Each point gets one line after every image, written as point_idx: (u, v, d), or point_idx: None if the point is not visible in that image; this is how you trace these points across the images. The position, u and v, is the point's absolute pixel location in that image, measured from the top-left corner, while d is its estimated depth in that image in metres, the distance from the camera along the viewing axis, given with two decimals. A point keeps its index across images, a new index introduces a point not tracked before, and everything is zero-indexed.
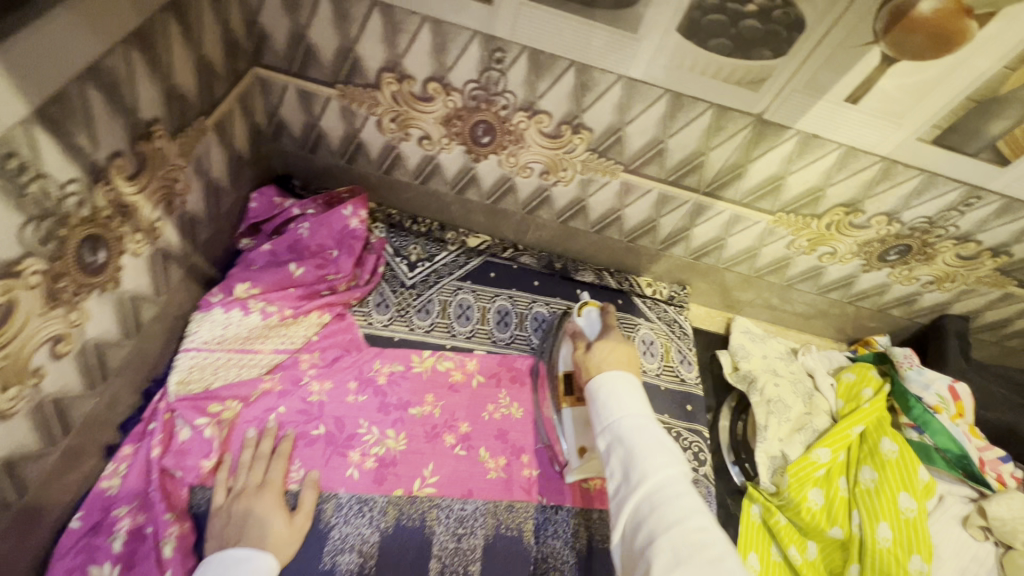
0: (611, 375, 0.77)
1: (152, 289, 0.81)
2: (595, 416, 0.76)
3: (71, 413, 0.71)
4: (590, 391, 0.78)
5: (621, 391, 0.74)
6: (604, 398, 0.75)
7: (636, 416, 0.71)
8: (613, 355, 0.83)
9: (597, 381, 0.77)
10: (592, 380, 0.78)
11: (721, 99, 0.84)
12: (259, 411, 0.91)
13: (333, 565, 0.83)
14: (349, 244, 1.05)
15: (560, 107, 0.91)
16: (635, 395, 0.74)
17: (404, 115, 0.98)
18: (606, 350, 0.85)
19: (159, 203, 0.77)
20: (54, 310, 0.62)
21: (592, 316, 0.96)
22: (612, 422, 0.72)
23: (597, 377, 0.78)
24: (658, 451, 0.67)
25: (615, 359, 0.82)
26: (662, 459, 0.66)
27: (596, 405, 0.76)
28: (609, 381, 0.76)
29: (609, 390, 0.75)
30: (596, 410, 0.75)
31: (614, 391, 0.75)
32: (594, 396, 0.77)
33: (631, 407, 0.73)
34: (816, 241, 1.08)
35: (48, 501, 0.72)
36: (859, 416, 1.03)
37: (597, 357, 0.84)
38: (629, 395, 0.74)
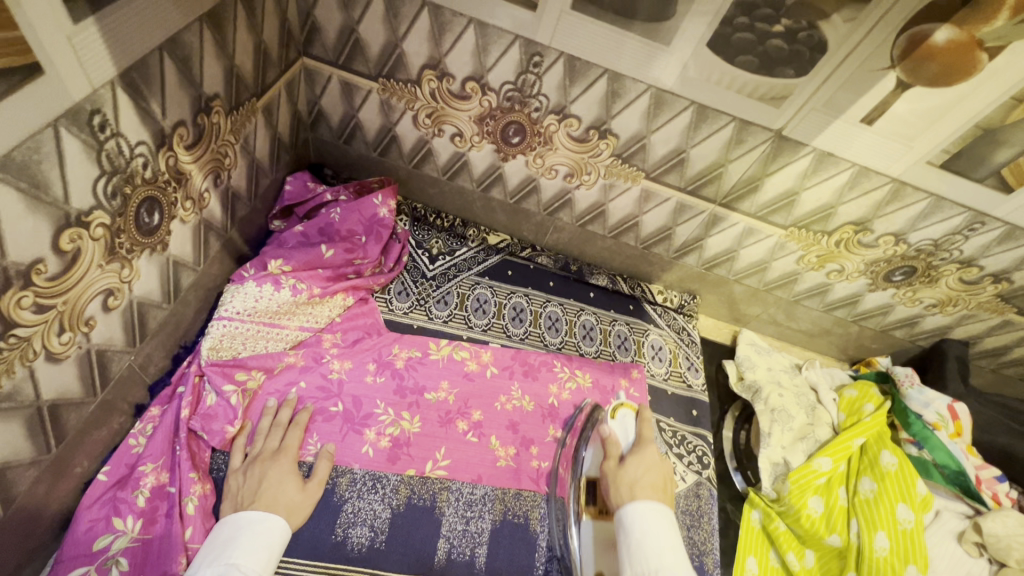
0: (651, 508, 0.69)
1: (192, 257, 0.85)
2: (625, 554, 0.66)
3: (111, 367, 0.74)
4: (622, 520, 0.70)
5: (659, 530, 0.67)
6: (641, 535, 0.66)
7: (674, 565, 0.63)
8: (647, 474, 0.76)
9: (630, 512, 0.69)
10: (623, 510, 0.71)
11: (744, 113, 0.89)
12: (282, 384, 0.94)
13: (346, 537, 0.84)
14: (377, 231, 1.10)
15: (590, 112, 0.96)
16: (672, 539, 0.67)
17: (440, 112, 1.03)
18: (639, 467, 0.78)
19: (209, 175, 0.81)
20: (111, 263, 0.66)
21: (627, 423, 0.89)
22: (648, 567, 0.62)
23: (632, 505, 0.70)
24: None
25: (651, 481, 0.75)
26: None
27: (627, 543, 0.67)
28: (647, 514, 0.68)
29: (647, 527, 0.67)
30: (625, 549, 0.66)
31: (652, 527, 0.67)
32: (625, 531, 0.68)
33: (670, 552, 0.64)
34: (825, 257, 1.12)
35: (80, 451, 0.74)
36: (860, 429, 1.06)
37: (631, 472, 0.77)
38: (665, 536, 0.67)
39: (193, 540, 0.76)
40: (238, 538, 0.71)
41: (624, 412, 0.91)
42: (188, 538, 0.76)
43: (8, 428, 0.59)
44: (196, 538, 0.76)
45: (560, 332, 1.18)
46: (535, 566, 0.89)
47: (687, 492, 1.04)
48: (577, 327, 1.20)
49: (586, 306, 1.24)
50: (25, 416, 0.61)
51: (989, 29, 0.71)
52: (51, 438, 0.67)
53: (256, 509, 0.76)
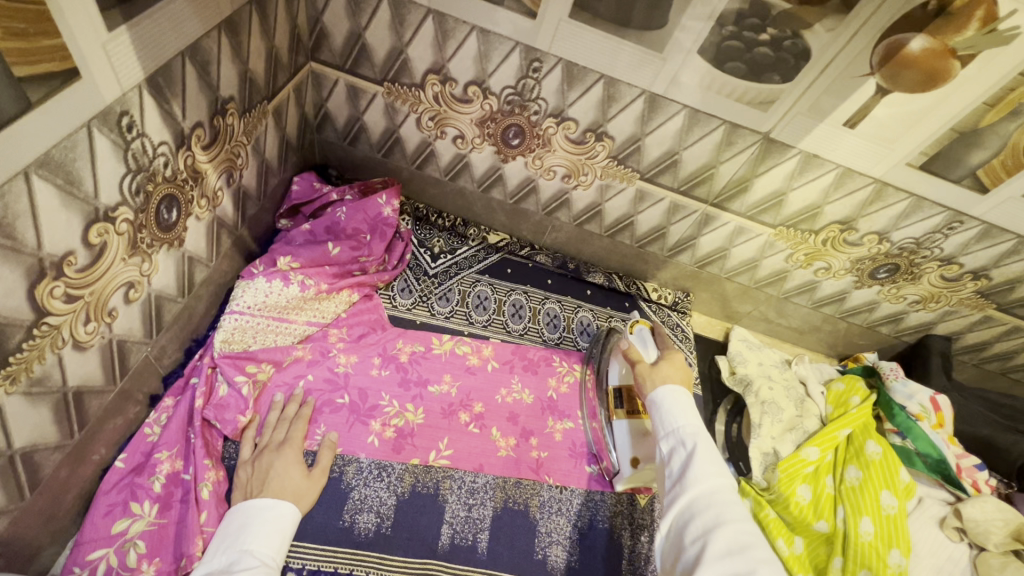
0: (676, 390, 0.78)
1: (206, 253, 0.88)
2: (656, 423, 0.77)
3: (129, 358, 0.77)
4: (653, 398, 0.79)
5: (684, 403, 0.76)
6: (668, 409, 0.76)
7: (697, 429, 0.72)
8: (678, 374, 0.84)
9: (660, 394, 0.78)
10: (655, 393, 0.79)
11: (733, 116, 0.93)
12: (290, 376, 0.97)
13: (353, 523, 0.88)
14: (381, 229, 1.13)
15: (587, 115, 1.00)
16: (700, 413, 0.75)
17: (443, 115, 1.07)
18: (669, 368, 0.85)
19: (223, 174, 0.85)
20: (132, 258, 0.69)
21: (645, 337, 1.00)
22: (675, 432, 0.73)
23: (661, 388, 0.79)
24: (713, 460, 0.68)
25: (681, 378, 0.83)
26: (718, 470, 0.67)
27: (658, 413, 0.77)
28: (674, 393, 0.77)
29: (673, 402, 0.76)
30: (657, 419, 0.77)
31: (677, 403, 0.76)
32: (655, 404, 0.79)
33: (693, 421, 0.74)
34: (812, 256, 1.16)
35: (99, 438, 0.77)
36: (846, 420, 1.10)
37: (663, 372, 0.84)
38: (693, 409, 0.75)
39: (208, 523, 0.79)
40: (251, 525, 0.76)
41: (640, 328, 1.02)
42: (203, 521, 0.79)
43: (38, 412, 0.62)
44: (211, 521, 0.79)
45: (558, 328, 1.22)
46: (535, 551, 0.93)
47: None
48: (575, 323, 1.24)
49: (584, 303, 1.28)
50: (52, 402, 0.64)
51: (960, 38, 0.75)
52: (73, 424, 0.70)
53: (266, 496, 0.80)
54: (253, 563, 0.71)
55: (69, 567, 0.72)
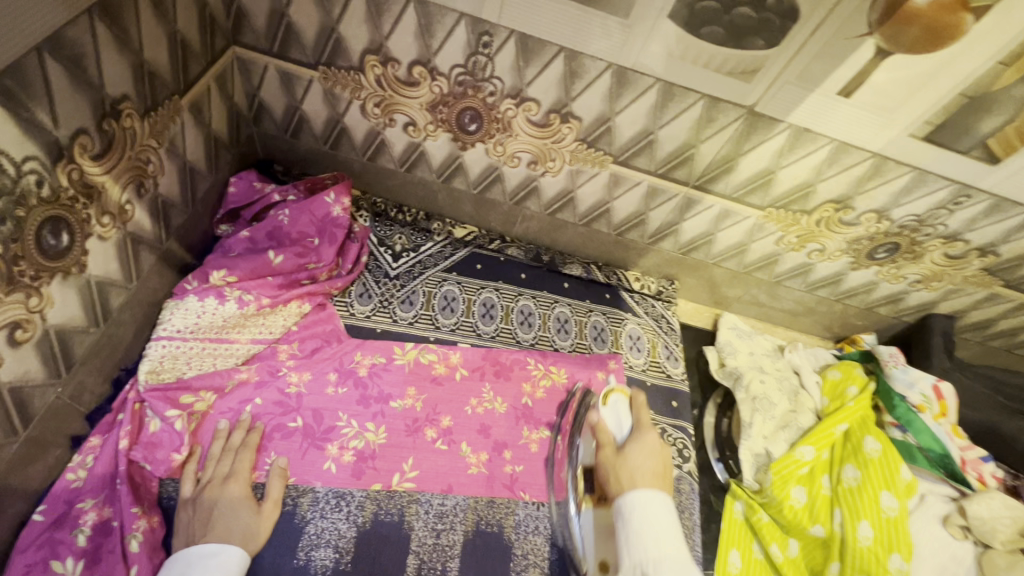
0: (647, 496, 0.69)
1: (122, 275, 0.78)
2: (623, 546, 0.66)
3: (32, 403, 0.68)
4: (618, 507, 0.70)
5: (657, 519, 0.67)
6: (636, 526, 0.66)
7: (673, 558, 0.63)
8: (649, 461, 0.75)
9: (630, 502, 0.69)
10: (623, 499, 0.70)
11: (712, 90, 0.82)
12: (235, 402, 0.89)
13: (309, 561, 0.80)
14: (330, 232, 1.03)
15: (548, 95, 0.89)
16: (672, 533, 0.65)
17: (389, 100, 0.95)
18: (641, 455, 0.76)
19: (130, 184, 0.74)
20: (12, 294, 0.59)
21: (621, 412, 0.87)
22: (646, 562, 0.63)
23: (631, 493, 0.70)
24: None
25: (652, 469, 0.74)
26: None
27: (625, 532, 0.67)
28: (644, 503, 0.68)
29: (643, 516, 0.67)
30: (624, 539, 0.67)
31: (650, 516, 0.67)
32: (622, 519, 0.68)
33: (666, 545, 0.64)
34: (805, 238, 1.07)
35: (9, 493, 0.69)
36: (842, 414, 1.03)
37: (633, 461, 0.75)
38: (666, 530, 0.66)
39: None
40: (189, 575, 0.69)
41: (615, 398, 0.89)
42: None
43: None
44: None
45: (533, 327, 1.13)
46: None
47: None
48: (552, 321, 1.15)
49: (560, 298, 1.18)
50: None
51: None
52: None
53: (209, 540, 0.73)
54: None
55: None
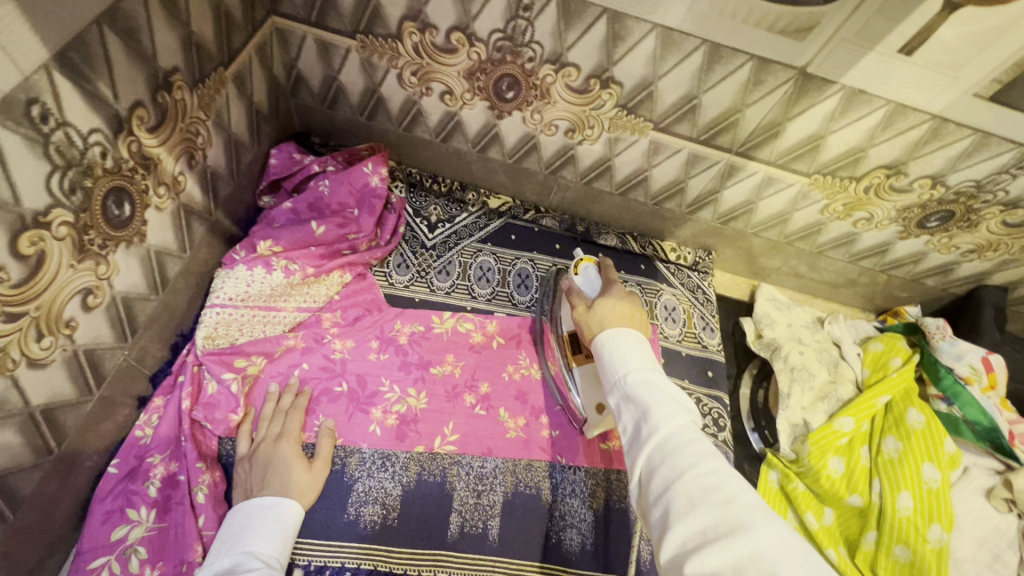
0: (618, 331, 0.68)
1: (177, 245, 0.82)
2: (603, 374, 0.66)
3: (103, 365, 0.72)
4: (596, 347, 0.70)
5: (627, 345, 0.65)
6: (610, 356, 0.66)
7: (642, 370, 0.61)
8: (616, 309, 0.76)
9: (603, 340, 0.69)
10: (598, 340, 0.70)
11: (762, 49, 0.79)
12: (284, 367, 0.93)
13: (358, 516, 0.85)
14: (369, 202, 1.05)
15: (589, 59, 0.86)
16: (643, 350, 0.65)
17: (426, 68, 0.95)
18: (608, 305, 0.77)
19: (182, 156, 0.77)
20: (84, 261, 0.63)
21: (592, 275, 0.89)
22: (618, 377, 0.62)
23: (603, 335, 0.70)
24: (663, 393, 0.58)
25: (619, 313, 0.75)
26: (673, 405, 0.56)
27: (603, 363, 0.67)
28: (614, 337, 0.67)
29: (614, 345, 0.66)
30: (603, 369, 0.66)
31: (619, 344, 0.66)
32: (600, 356, 0.68)
33: (634, 356, 0.64)
34: (852, 206, 1.03)
35: (86, 448, 0.74)
36: (885, 386, 1.01)
37: (600, 311, 0.76)
38: (634, 348, 0.65)
39: (207, 527, 0.77)
40: (252, 525, 0.74)
41: (587, 266, 0.90)
42: (201, 525, 0.77)
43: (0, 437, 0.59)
44: (210, 524, 0.77)
45: None
46: (549, 535, 0.90)
47: None
48: None
49: None
50: (17, 423, 0.60)
51: None
52: (51, 440, 0.67)
53: (268, 494, 0.78)
54: (255, 567, 0.69)
55: None
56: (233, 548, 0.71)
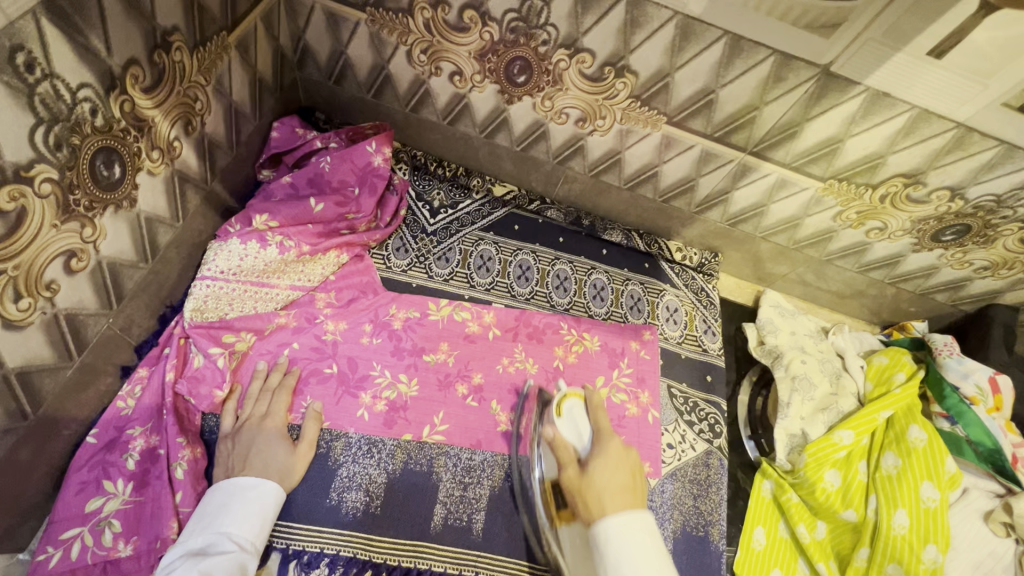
0: (621, 520, 0.63)
1: (169, 213, 0.79)
2: (604, 575, 0.60)
3: (86, 331, 0.70)
4: (595, 538, 0.63)
5: (636, 546, 0.61)
6: (616, 557, 0.60)
7: None
8: (614, 476, 0.69)
9: (607, 530, 0.62)
10: (598, 525, 0.63)
11: (786, 45, 0.76)
12: (274, 345, 0.90)
13: (340, 502, 0.83)
14: (371, 181, 1.02)
15: (605, 46, 0.84)
16: (654, 553, 0.61)
17: (437, 47, 0.92)
18: (605, 470, 0.70)
19: (178, 121, 0.74)
20: (68, 223, 0.60)
21: (577, 417, 0.82)
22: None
23: (605, 522, 0.63)
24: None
25: (619, 484, 0.68)
26: None
27: (605, 569, 0.61)
28: (620, 528, 0.62)
29: (623, 544, 0.61)
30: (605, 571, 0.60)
31: (628, 544, 0.61)
32: (598, 548, 0.63)
33: (645, 564, 0.59)
34: (866, 214, 1.01)
35: (65, 414, 0.72)
36: (888, 401, 0.98)
37: (597, 480, 0.69)
38: (645, 552, 0.60)
39: (184, 504, 0.75)
40: (232, 505, 0.72)
41: (571, 404, 0.84)
42: (178, 501, 0.75)
43: None
44: (187, 501, 0.76)
45: (568, 292, 1.11)
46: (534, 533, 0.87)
47: (696, 461, 1.00)
48: (587, 288, 1.13)
49: (598, 264, 1.15)
50: None
51: None
52: (28, 403, 0.65)
53: (250, 475, 0.76)
54: (228, 550, 0.68)
55: (43, 547, 0.69)
56: (209, 526, 0.70)
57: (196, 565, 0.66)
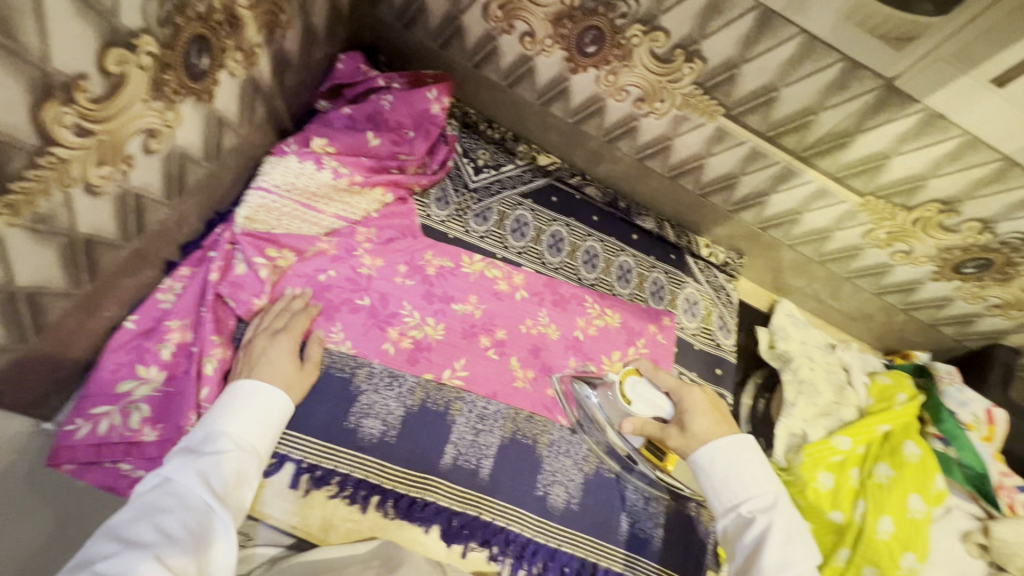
0: (725, 445, 0.74)
1: (238, 118, 0.81)
2: (712, 491, 0.74)
3: (146, 216, 0.72)
4: (698, 460, 0.75)
5: (741, 463, 0.73)
6: (722, 476, 0.73)
7: (761, 497, 0.71)
8: (705, 418, 0.77)
9: (709, 456, 0.74)
10: (702, 452, 0.75)
11: (857, 53, 0.79)
12: (311, 269, 0.91)
13: (358, 426, 0.85)
14: (426, 128, 1.05)
15: (681, 27, 0.86)
16: (756, 467, 0.73)
17: (514, 4, 0.94)
18: (698, 417, 0.77)
19: (263, 29, 0.76)
20: (155, 101, 0.61)
21: (646, 393, 0.79)
22: (735, 503, 0.71)
23: (705, 446, 0.75)
24: (792, 532, 0.69)
25: (715, 420, 0.77)
26: (793, 543, 0.68)
27: (711, 482, 0.74)
28: (723, 452, 0.73)
29: (725, 464, 0.73)
30: (710, 485, 0.74)
31: (733, 463, 0.73)
32: (702, 467, 0.75)
33: (755, 482, 0.72)
34: (895, 235, 1.04)
35: (111, 294, 0.74)
36: (888, 416, 1.02)
37: (698, 429, 0.77)
38: (747, 469, 0.73)
39: (206, 400, 0.76)
40: (235, 404, 0.69)
41: (633, 381, 0.80)
42: (203, 397, 0.75)
43: (43, 253, 0.58)
44: (210, 398, 0.76)
45: (596, 268, 1.13)
46: (536, 487, 0.90)
47: None
48: (614, 268, 1.14)
49: (626, 248, 1.17)
50: (59, 244, 0.59)
51: None
52: (84, 274, 0.66)
53: (253, 379, 0.72)
54: (224, 448, 0.64)
55: (72, 418, 0.72)
56: (207, 423, 0.67)
57: (190, 462, 0.62)
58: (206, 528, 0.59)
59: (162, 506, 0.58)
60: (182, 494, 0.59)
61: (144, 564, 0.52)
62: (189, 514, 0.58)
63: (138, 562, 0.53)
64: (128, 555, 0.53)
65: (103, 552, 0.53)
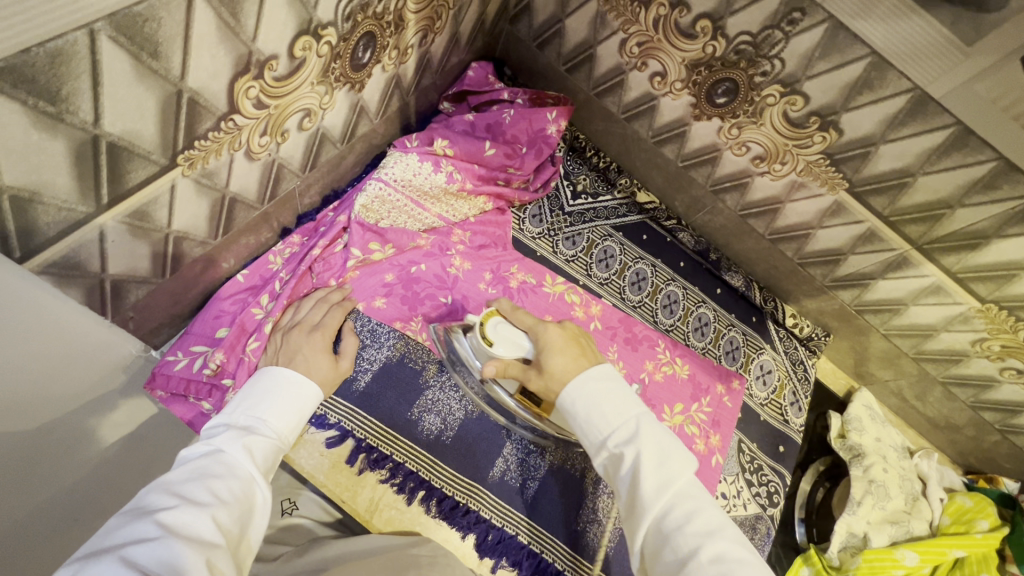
0: (584, 381, 0.66)
1: (375, 109, 0.86)
2: (580, 431, 0.65)
3: (281, 185, 0.78)
4: (564, 404, 0.66)
5: (602, 394, 0.64)
6: (587, 414, 0.64)
7: (629, 422, 0.62)
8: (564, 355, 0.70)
9: (572, 396, 0.65)
10: (565, 395, 0.66)
11: (1015, 155, 0.74)
12: (406, 260, 0.95)
13: (419, 420, 0.86)
14: (539, 146, 1.09)
15: (823, 96, 0.84)
16: (620, 395, 0.65)
17: (653, 44, 0.96)
18: (555, 354, 0.71)
19: (418, 32, 0.81)
20: (319, 86, 0.67)
21: (506, 332, 0.76)
22: (605, 439, 0.62)
23: (568, 386, 0.67)
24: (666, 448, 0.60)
25: (572, 358, 0.70)
26: (666, 463, 0.59)
27: (578, 421, 0.65)
28: (584, 389, 0.65)
29: (588, 400, 0.64)
30: (579, 426, 0.65)
31: (594, 396, 0.65)
32: (569, 408, 0.66)
33: (618, 408, 0.64)
34: (1009, 350, 0.96)
35: (235, 247, 0.80)
36: (965, 541, 0.94)
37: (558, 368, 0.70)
38: (609, 398, 0.64)
39: (252, 352, 0.77)
40: (276, 394, 0.62)
41: (495, 323, 0.77)
42: (251, 348, 0.77)
43: (198, 204, 0.64)
44: (257, 349, 0.77)
45: (674, 315, 1.10)
46: (576, 521, 0.87)
47: (744, 521, 0.96)
48: (692, 318, 1.11)
49: (708, 300, 1.13)
50: (213, 198, 0.65)
51: None
52: (222, 226, 0.72)
53: (288, 368, 0.66)
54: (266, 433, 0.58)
55: (174, 350, 0.77)
56: (252, 407, 0.60)
57: (241, 435, 0.55)
58: (249, 503, 0.52)
59: (213, 471, 0.51)
60: (233, 464, 0.53)
61: (205, 525, 0.46)
62: (237, 482, 0.52)
63: (196, 520, 0.46)
64: (187, 511, 0.46)
65: (153, 505, 0.46)
